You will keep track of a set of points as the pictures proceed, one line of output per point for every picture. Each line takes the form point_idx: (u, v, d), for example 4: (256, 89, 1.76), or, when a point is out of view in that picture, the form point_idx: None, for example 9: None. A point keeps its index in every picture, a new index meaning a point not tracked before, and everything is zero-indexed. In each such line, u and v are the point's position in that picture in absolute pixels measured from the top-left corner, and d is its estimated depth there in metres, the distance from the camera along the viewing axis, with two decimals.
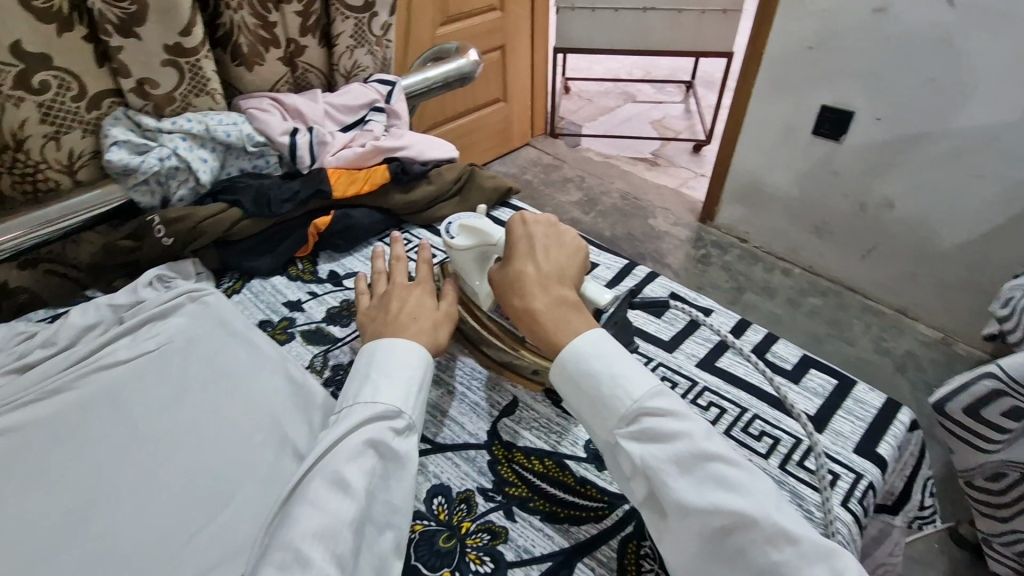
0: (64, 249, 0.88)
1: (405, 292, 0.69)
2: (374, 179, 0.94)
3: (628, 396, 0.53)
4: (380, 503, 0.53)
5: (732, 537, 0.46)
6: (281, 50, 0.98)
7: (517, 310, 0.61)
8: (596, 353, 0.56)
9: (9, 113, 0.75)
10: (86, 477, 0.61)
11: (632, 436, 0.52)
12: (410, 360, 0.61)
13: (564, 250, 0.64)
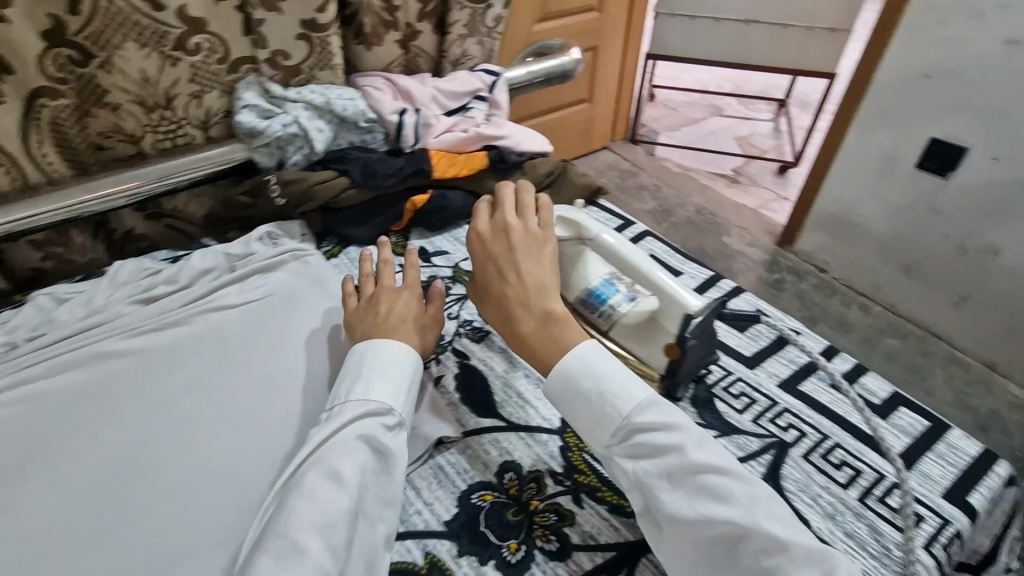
0: (186, 203, 0.97)
1: (392, 293, 0.67)
2: (473, 164, 0.96)
3: (613, 416, 0.53)
4: (374, 495, 0.53)
5: (727, 544, 0.47)
6: (399, 33, 1.02)
7: (507, 319, 0.61)
8: (575, 370, 0.56)
9: (166, 71, 0.82)
10: (193, 408, 0.68)
11: (626, 453, 0.53)
12: (400, 365, 0.60)
13: (540, 253, 0.64)
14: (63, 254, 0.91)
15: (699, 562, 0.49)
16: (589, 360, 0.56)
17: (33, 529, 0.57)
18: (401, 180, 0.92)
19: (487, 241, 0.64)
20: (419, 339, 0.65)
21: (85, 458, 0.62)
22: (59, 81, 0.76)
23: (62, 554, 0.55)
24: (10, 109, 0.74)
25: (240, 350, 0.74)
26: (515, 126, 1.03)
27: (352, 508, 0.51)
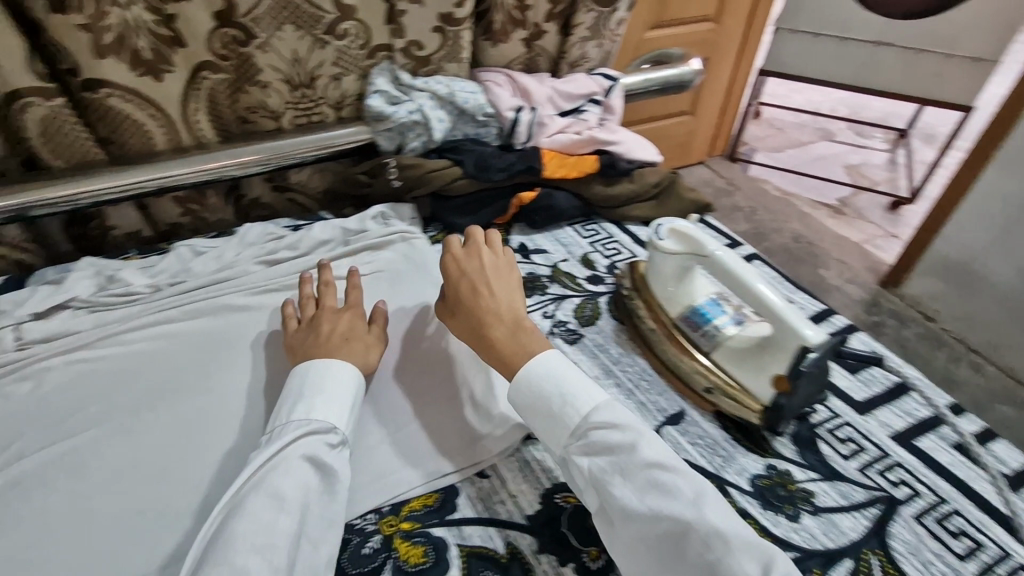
0: (308, 178, 1.04)
1: (338, 314, 0.69)
2: (582, 167, 0.95)
3: (567, 417, 0.56)
4: (316, 514, 0.52)
5: (677, 541, 0.47)
6: (526, 32, 1.04)
7: (479, 330, 0.64)
8: (537, 377, 0.58)
9: (316, 53, 0.88)
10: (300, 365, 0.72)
11: (581, 450, 0.54)
12: (346, 382, 0.60)
13: (510, 277, 0.69)
14: (199, 211, 0.99)
15: (647, 560, 0.49)
16: (554, 367, 0.58)
17: (108, 474, 0.60)
18: (511, 175, 0.92)
19: (460, 262, 0.68)
20: (367, 358, 0.66)
21: (203, 399, 0.68)
22: (224, 57, 0.83)
23: (179, 484, 0.60)
24: (179, 77, 0.82)
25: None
26: (629, 133, 1.02)
27: (296, 524, 0.50)
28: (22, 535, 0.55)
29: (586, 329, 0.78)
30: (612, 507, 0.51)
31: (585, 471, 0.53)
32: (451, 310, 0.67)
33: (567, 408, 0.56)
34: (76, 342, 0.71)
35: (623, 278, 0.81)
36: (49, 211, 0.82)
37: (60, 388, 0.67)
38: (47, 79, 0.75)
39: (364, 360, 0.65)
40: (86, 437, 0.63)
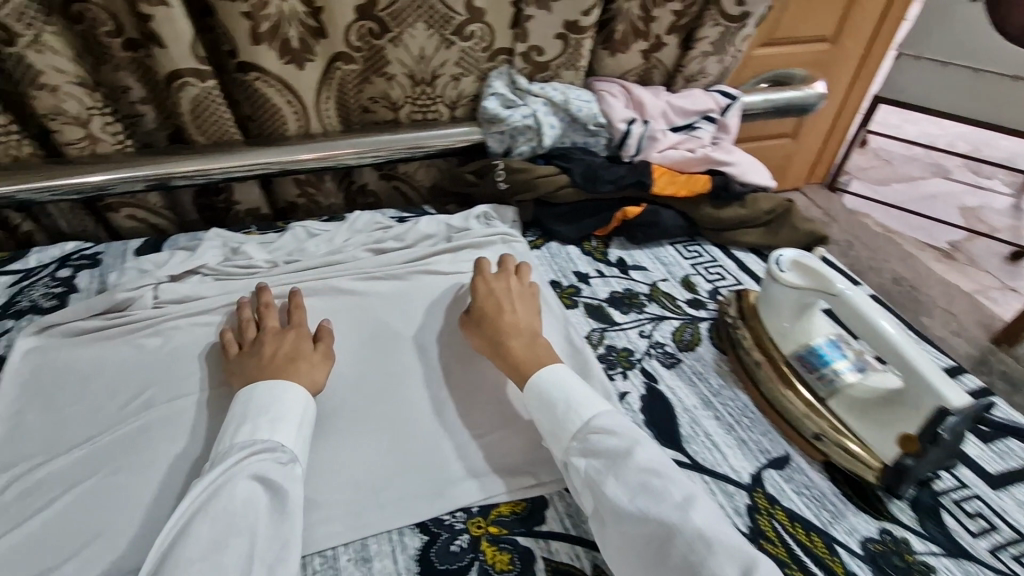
0: (415, 171, 1.08)
1: (284, 335, 0.68)
2: (693, 186, 0.92)
3: (568, 425, 0.59)
4: (269, 536, 0.51)
5: (664, 541, 0.49)
6: (646, 44, 1.02)
7: (499, 340, 0.70)
8: (545, 383, 0.63)
9: (441, 53, 0.91)
10: (400, 354, 0.74)
11: (581, 452, 0.58)
12: (292, 403, 0.60)
13: (532, 303, 0.76)
14: (313, 195, 1.05)
15: (632, 559, 0.51)
16: (563, 376, 0.64)
17: (118, 470, 0.59)
18: (619, 188, 0.91)
19: (488, 282, 0.76)
20: (313, 379, 0.65)
21: None
22: (357, 48, 0.87)
23: None
24: (317, 67, 0.87)
25: (399, 319, 0.78)
26: (744, 155, 0.97)
27: (247, 548, 0.49)
28: (142, 484, 0.58)
29: (685, 354, 0.75)
30: (605, 505, 0.53)
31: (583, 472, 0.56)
32: (475, 321, 0.73)
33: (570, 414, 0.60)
34: (200, 307, 0.76)
35: (728, 307, 0.78)
36: (188, 182, 0.90)
37: (184, 348, 0.72)
38: (204, 62, 0.81)
39: (311, 380, 0.64)
40: (202, 397, 0.67)
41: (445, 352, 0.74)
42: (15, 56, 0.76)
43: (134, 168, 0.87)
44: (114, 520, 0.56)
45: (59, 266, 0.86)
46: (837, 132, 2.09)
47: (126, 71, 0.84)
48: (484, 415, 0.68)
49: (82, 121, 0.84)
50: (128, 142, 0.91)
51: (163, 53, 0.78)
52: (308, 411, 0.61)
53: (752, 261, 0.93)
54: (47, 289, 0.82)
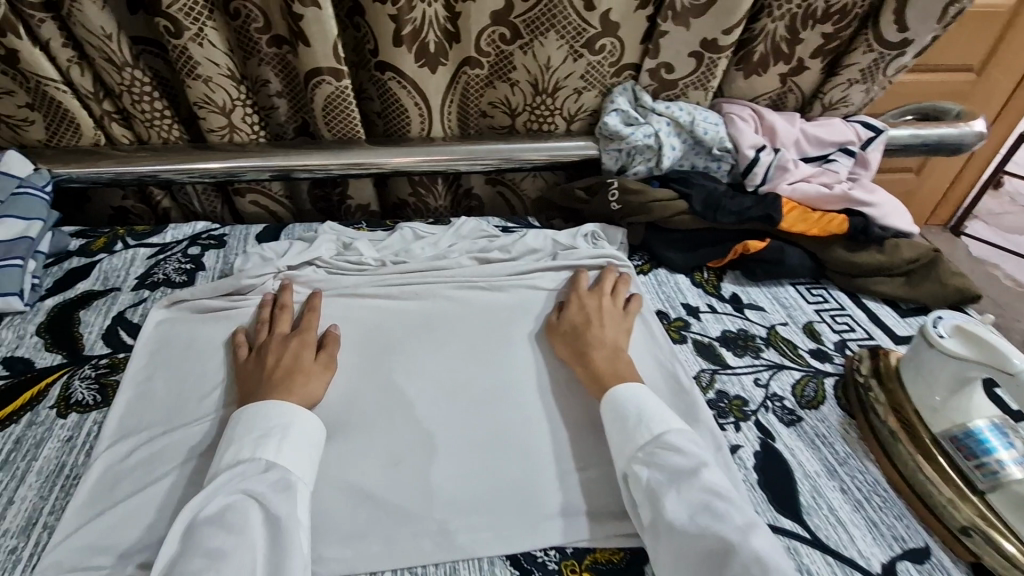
0: (521, 181, 1.06)
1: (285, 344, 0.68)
2: (828, 227, 0.85)
3: (637, 440, 0.59)
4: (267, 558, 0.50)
5: (720, 561, 0.50)
6: (787, 67, 0.94)
7: (582, 350, 0.70)
8: (621, 399, 0.63)
9: (567, 65, 0.88)
10: (496, 368, 0.72)
11: (646, 463, 0.57)
12: (279, 422, 0.59)
13: (623, 318, 0.76)
14: (423, 196, 1.06)
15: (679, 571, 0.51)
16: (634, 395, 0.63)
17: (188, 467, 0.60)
18: (742, 221, 0.85)
19: (583, 298, 0.77)
20: (310, 392, 0.64)
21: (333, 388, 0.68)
22: (486, 53, 0.88)
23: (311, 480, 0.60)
24: (447, 72, 0.89)
25: (473, 335, 0.75)
26: (889, 196, 0.88)
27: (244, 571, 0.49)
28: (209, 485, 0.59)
29: (806, 412, 0.68)
30: (660, 518, 0.54)
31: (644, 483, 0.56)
32: (559, 328, 0.74)
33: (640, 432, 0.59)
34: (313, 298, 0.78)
35: (859, 364, 0.71)
36: (309, 175, 0.93)
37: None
38: (342, 62, 0.84)
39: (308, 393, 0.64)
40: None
41: (541, 370, 0.72)
42: (180, 48, 0.81)
43: (265, 157, 0.91)
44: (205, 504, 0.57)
45: (190, 243, 0.92)
46: (965, 174, 1.90)
47: (269, 66, 0.90)
48: (580, 445, 0.65)
49: (226, 110, 0.90)
50: (262, 132, 0.96)
51: (308, 51, 0.82)
52: (308, 428, 0.60)
53: (887, 314, 0.84)
54: (178, 264, 0.88)
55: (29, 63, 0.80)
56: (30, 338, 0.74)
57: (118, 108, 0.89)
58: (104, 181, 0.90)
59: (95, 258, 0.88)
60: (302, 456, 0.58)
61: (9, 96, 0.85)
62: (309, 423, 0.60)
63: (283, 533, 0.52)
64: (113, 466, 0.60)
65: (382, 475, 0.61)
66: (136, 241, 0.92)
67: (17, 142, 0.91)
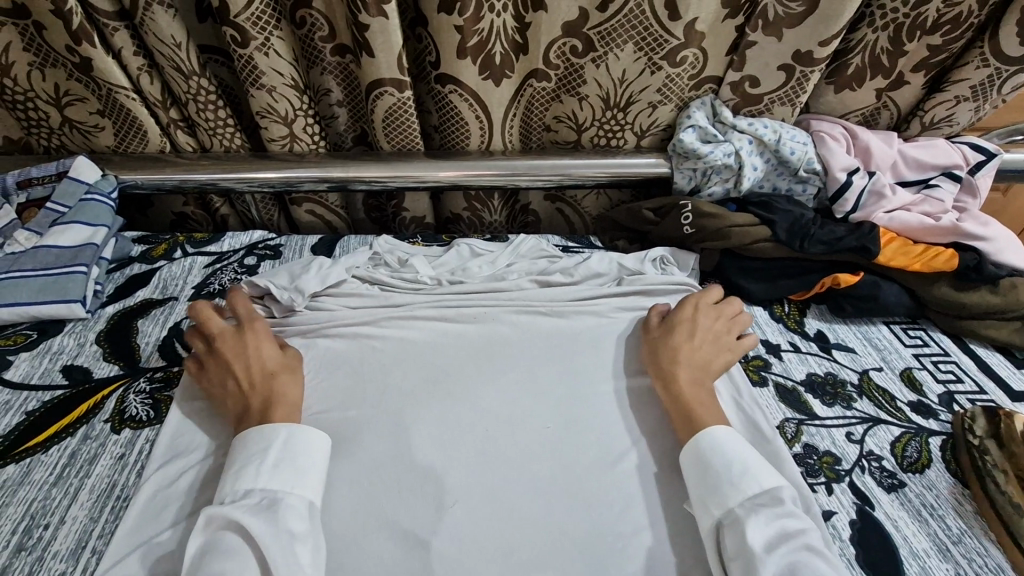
0: (583, 198, 1.01)
1: (249, 340, 0.66)
2: (933, 262, 0.76)
3: (741, 486, 0.53)
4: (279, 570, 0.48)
5: None
6: (886, 81, 0.85)
7: (670, 369, 0.65)
8: (719, 439, 0.57)
9: (643, 77, 0.83)
10: (559, 404, 0.67)
11: (747, 510, 0.52)
12: (273, 442, 0.56)
13: (723, 343, 0.69)
14: (479, 211, 1.02)
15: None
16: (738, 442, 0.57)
17: None
18: (832, 252, 0.77)
19: (693, 309, 0.71)
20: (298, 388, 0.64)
21: (382, 412, 0.65)
22: (554, 65, 0.83)
23: (351, 515, 0.57)
24: (512, 84, 0.85)
25: (526, 363, 0.71)
26: (1004, 229, 0.78)
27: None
28: None
29: (909, 476, 0.60)
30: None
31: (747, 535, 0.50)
32: (659, 336, 0.69)
33: (745, 480, 0.53)
34: (369, 318, 0.75)
35: (973, 424, 0.63)
36: (365, 187, 0.91)
37: (349, 361, 0.71)
38: (406, 73, 0.81)
39: (296, 388, 0.64)
40: (357, 417, 0.65)
41: (607, 409, 0.66)
42: (245, 57, 0.80)
43: (324, 168, 0.89)
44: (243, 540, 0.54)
45: (246, 253, 0.91)
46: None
47: (332, 75, 0.88)
48: (650, 497, 0.59)
49: (288, 120, 0.88)
50: (322, 142, 0.94)
51: (371, 62, 0.79)
52: (304, 440, 0.57)
53: (999, 364, 0.74)
54: (234, 275, 0.87)
55: (101, 71, 0.80)
56: (90, 346, 0.74)
57: (184, 116, 0.89)
58: (167, 189, 0.90)
59: (156, 265, 0.88)
60: (286, 471, 0.55)
61: (82, 103, 0.86)
62: (309, 436, 0.58)
63: (279, 552, 0.49)
64: (162, 489, 0.58)
65: (434, 519, 0.56)
66: (195, 249, 0.92)
67: (88, 147, 0.92)
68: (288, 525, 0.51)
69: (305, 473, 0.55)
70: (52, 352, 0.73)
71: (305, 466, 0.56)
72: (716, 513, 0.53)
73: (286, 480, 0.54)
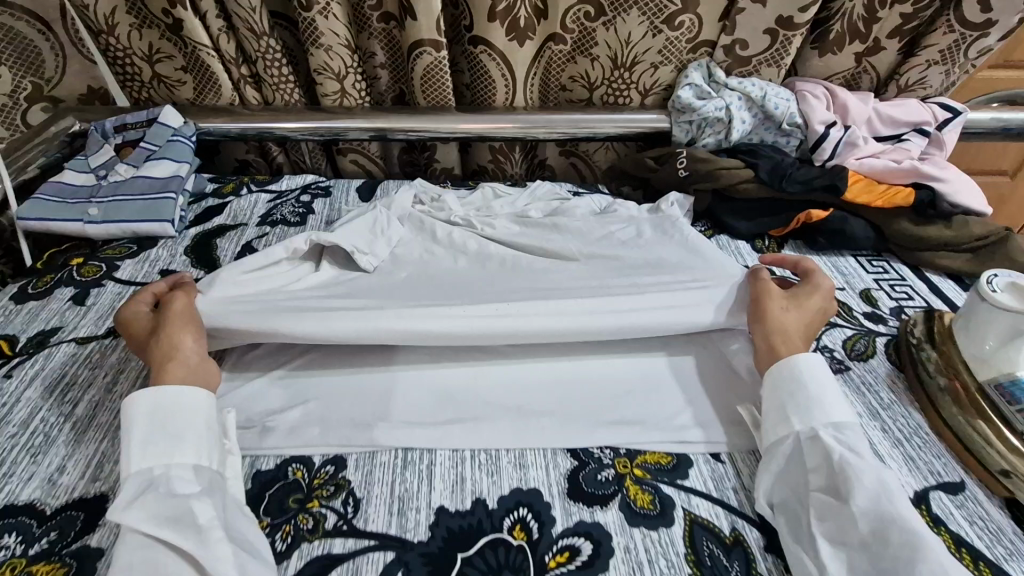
0: (594, 151, 1.14)
1: (134, 326, 0.66)
2: (894, 200, 0.88)
3: (828, 412, 0.60)
4: (195, 521, 0.50)
5: (885, 527, 0.50)
6: (863, 46, 0.97)
7: (778, 321, 0.67)
8: (815, 372, 0.62)
9: (646, 40, 0.96)
10: (599, 367, 0.72)
11: (833, 434, 0.58)
12: (135, 416, 0.56)
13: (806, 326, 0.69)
14: (502, 163, 1.15)
15: (861, 545, 0.51)
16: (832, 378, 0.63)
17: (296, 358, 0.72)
18: (807, 190, 0.89)
19: (810, 294, 0.72)
20: (183, 345, 0.62)
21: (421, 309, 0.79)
22: (571, 29, 0.97)
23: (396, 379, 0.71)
24: (534, 44, 0.98)
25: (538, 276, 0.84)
26: (960, 173, 0.89)
27: (184, 540, 0.49)
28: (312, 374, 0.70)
29: (854, 362, 0.73)
30: (852, 500, 0.52)
31: (838, 457, 0.56)
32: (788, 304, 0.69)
33: (834, 408, 0.60)
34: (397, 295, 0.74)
35: (914, 324, 0.74)
36: (403, 137, 1.04)
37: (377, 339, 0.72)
38: (442, 35, 0.95)
39: (176, 347, 0.61)
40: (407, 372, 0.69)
41: None
42: (308, 20, 0.95)
43: (367, 120, 1.03)
44: (316, 385, 0.68)
45: (302, 191, 1.07)
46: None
47: (376, 39, 1.03)
48: (639, 371, 0.72)
49: (340, 77, 1.03)
50: (367, 98, 1.09)
51: (413, 25, 0.93)
52: (170, 401, 0.57)
53: (950, 287, 0.85)
54: (293, 208, 1.02)
55: (188, 31, 0.96)
56: (180, 256, 0.90)
57: (252, 73, 1.05)
58: (234, 136, 1.05)
59: (227, 199, 1.04)
60: (160, 441, 0.55)
61: (170, 59, 1.02)
62: (175, 391, 0.58)
63: (168, 519, 0.50)
64: (246, 351, 0.72)
65: (469, 381, 0.69)
66: (259, 188, 1.07)
67: (171, 100, 1.09)
68: (177, 490, 0.52)
69: (177, 440, 0.55)
70: (151, 259, 0.89)
71: (178, 432, 0.56)
72: (799, 429, 0.59)
73: (161, 455, 0.54)
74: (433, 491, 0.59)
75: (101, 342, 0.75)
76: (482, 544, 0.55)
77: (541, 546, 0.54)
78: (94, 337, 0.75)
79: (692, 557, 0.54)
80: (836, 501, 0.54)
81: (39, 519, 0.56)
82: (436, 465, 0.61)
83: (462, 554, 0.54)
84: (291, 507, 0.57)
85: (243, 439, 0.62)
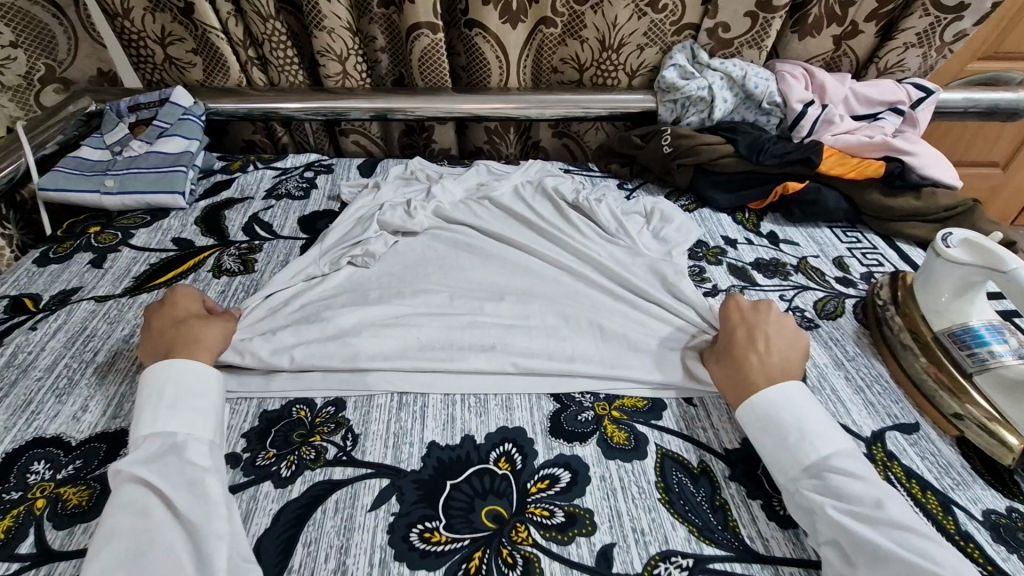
0: (585, 132, 1.19)
1: (169, 300, 0.69)
2: (864, 171, 0.92)
3: (805, 453, 0.55)
4: (198, 490, 0.52)
5: None
6: (840, 29, 1.02)
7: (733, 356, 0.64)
8: (776, 401, 0.58)
9: (631, 23, 1.02)
10: None
11: (815, 484, 0.53)
12: (153, 385, 0.59)
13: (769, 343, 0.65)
14: (497, 143, 1.20)
15: None
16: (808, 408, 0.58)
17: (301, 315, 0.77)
18: (784, 164, 0.94)
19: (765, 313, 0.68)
20: (211, 337, 0.65)
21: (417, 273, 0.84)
22: (560, 12, 1.02)
23: None
24: (526, 28, 1.03)
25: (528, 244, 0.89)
26: (929, 148, 0.94)
27: (183, 506, 0.50)
28: None
29: (823, 320, 0.78)
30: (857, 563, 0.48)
31: (824, 510, 0.51)
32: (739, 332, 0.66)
33: (808, 447, 0.55)
34: (392, 287, 0.80)
35: (880, 288, 0.78)
36: (401, 116, 1.08)
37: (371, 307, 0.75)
38: (439, 18, 1.00)
39: (209, 337, 0.65)
40: (401, 332, 0.72)
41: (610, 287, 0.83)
42: (313, 4, 1.00)
43: (368, 100, 1.07)
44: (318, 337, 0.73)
45: (305, 169, 1.12)
46: (1017, 165, 2.03)
47: (377, 24, 1.08)
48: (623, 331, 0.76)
49: (342, 59, 1.08)
50: (367, 79, 1.14)
51: (412, 8, 0.98)
52: (191, 378, 0.60)
53: (919, 255, 0.90)
54: (298, 183, 1.07)
55: (200, 13, 1.01)
56: (190, 226, 0.95)
57: (259, 55, 1.11)
58: (241, 116, 1.10)
59: (234, 175, 1.09)
60: (177, 410, 0.57)
61: (181, 42, 1.08)
62: (202, 372, 0.61)
63: (172, 483, 0.51)
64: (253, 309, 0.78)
65: None
66: (265, 165, 1.13)
67: (182, 82, 1.15)
68: (190, 457, 0.54)
69: (197, 413, 0.58)
70: (163, 229, 0.94)
71: (198, 407, 0.58)
72: (785, 480, 0.55)
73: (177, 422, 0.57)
74: (425, 428, 0.64)
75: (118, 301, 0.80)
76: (470, 473, 0.59)
77: (523, 475, 0.59)
78: (113, 295, 0.81)
79: (662, 484, 0.59)
80: (845, 561, 0.49)
81: (66, 449, 0.61)
82: (428, 407, 0.67)
83: (451, 480, 0.59)
84: (296, 441, 0.62)
85: (252, 382, 0.68)
